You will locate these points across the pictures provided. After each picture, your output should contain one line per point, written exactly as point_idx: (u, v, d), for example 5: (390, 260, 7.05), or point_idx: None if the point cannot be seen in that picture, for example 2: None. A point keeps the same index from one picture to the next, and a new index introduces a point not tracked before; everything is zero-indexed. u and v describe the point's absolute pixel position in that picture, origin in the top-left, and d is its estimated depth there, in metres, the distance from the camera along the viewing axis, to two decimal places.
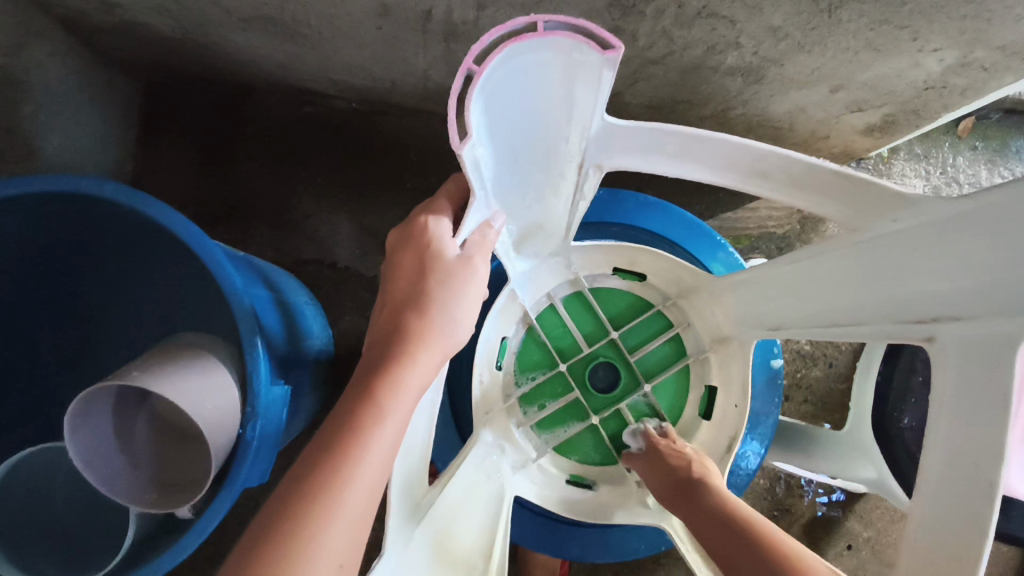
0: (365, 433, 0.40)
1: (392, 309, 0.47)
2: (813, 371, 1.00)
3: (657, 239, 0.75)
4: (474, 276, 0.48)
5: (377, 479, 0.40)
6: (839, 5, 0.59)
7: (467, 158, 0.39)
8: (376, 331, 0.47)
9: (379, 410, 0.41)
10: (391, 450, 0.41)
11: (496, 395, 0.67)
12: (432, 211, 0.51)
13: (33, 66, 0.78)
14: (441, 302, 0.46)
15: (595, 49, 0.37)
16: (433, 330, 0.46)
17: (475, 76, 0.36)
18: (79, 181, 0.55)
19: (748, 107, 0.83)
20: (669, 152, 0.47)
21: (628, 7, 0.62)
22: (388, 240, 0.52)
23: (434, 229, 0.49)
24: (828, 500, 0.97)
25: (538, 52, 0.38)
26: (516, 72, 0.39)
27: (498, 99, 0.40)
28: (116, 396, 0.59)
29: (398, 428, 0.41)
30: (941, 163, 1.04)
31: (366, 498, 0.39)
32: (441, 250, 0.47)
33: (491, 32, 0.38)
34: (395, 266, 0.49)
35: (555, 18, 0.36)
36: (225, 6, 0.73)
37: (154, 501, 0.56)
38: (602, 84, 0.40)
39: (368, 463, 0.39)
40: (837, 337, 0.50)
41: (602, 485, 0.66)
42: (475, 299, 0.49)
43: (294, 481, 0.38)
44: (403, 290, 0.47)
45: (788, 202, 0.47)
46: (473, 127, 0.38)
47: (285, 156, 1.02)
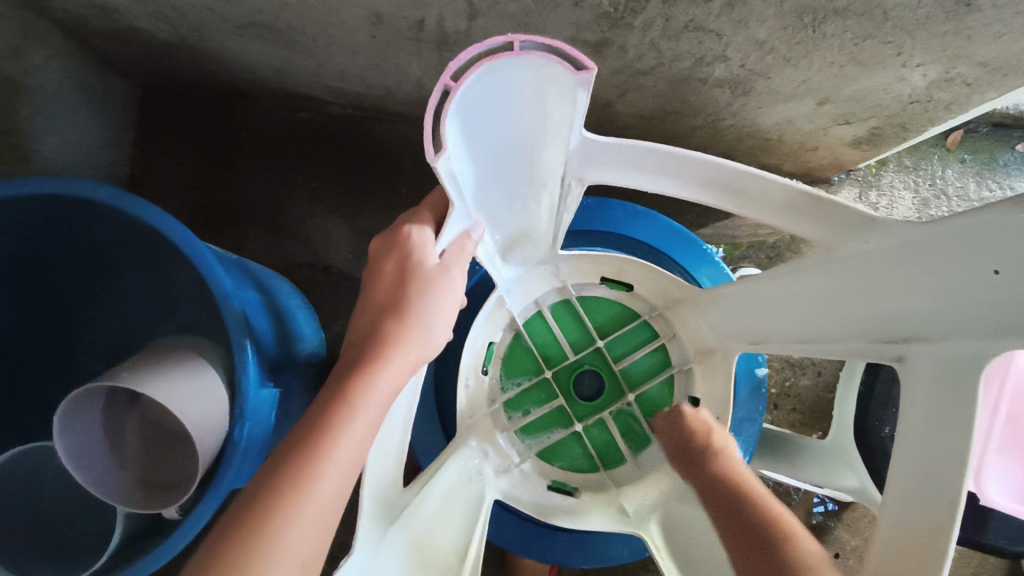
0: (339, 434, 0.40)
1: (370, 314, 0.48)
2: (802, 380, 1.01)
3: (645, 248, 0.76)
4: (454, 283, 0.49)
5: (343, 481, 0.40)
6: (822, 20, 0.60)
7: (442, 171, 0.40)
8: (353, 335, 0.47)
9: (350, 412, 0.41)
10: (360, 453, 0.41)
11: (481, 399, 0.67)
12: (416, 218, 0.51)
13: (30, 69, 0.79)
14: (420, 308, 0.47)
15: (568, 70, 0.38)
16: (409, 336, 0.46)
17: (451, 91, 0.37)
18: (73, 185, 0.56)
19: (737, 119, 0.85)
20: (648, 168, 0.47)
21: (615, 19, 0.64)
22: (373, 245, 0.52)
23: (417, 239, 0.49)
24: (821, 510, 0.97)
25: (514, 70, 0.39)
26: (492, 90, 0.39)
27: (474, 114, 0.41)
28: (107, 396, 0.60)
29: (367, 431, 0.42)
30: (930, 176, 1.05)
31: (333, 500, 0.40)
32: (422, 257, 0.48)
33: (471, 50, 0.39)
34: (377, 270, 0.49)
35: (530, 38, 0.37)
36: (221, 12, 0.74)
37: (141, 501, 0.57)
38: (577, 103, 0.41)
39: (336, 464, 0.40)
40: (814, 353, 0.51)
41: (584, 491, 0.66)
42: (452, 307, 0.49)
43: (263, 480, 0.39)
44: (382, 296, 0.48)
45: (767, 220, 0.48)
46: (448, 140, 0.39)
47: (280, 161, 1.03)
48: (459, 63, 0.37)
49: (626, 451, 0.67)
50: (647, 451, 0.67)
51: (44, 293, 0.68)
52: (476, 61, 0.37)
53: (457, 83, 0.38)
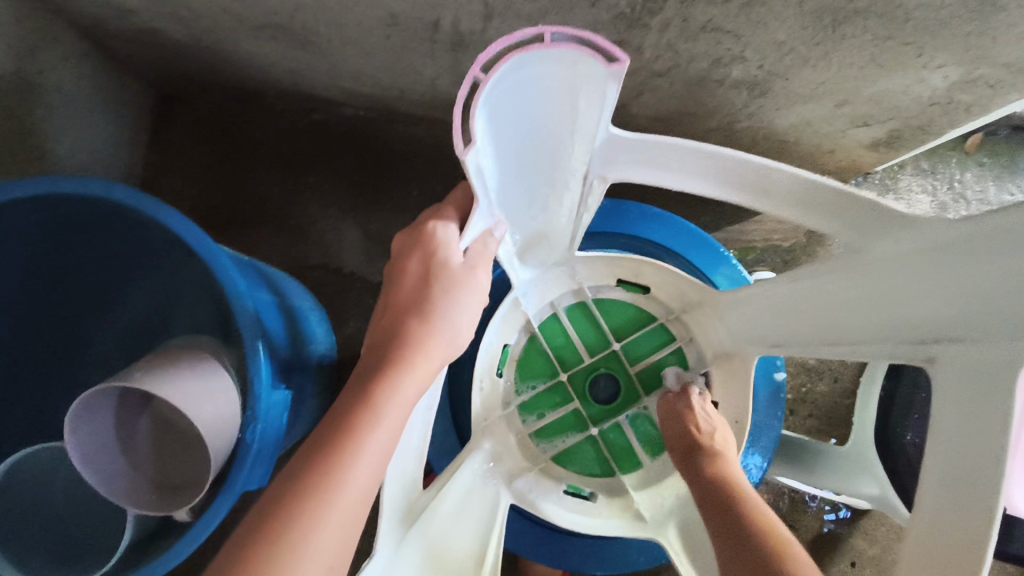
0: (363, 437, 0.40)
1: (392, 315, 0.47)
2: (818, 386, 1.00)
3: (661, 251, 0.75)
4: (476, 284, 0.48)
5: (366, 487, 0.39)
6: (843, 20, 0.59)
7: (468, 167, 0.39)
8: (374, 335, 0.47)
9: (373, 416, 0.41)
10: (382, 459, 0.41)
11: (495, 402, 0.67)
12: (440, 213, 0.50)
13: (46, 70, 0.80)
14: (444, 309, 0.47)
15: (601, 63, 0.36)
16: (432, 339, 0.46)
17: (479, 85, 0.36)
18: (88, 185, 0.56)
19: (753, 121, 0.84)
20: (672, 167, 0.47)
21: (633, 19, 0.63)
22: (394, 242, 0.51)
23: (442, 235, 0.48)
24: (833, 516, 0.96)
25: (546, 62, 0.38)
26: (520, 83, 0.38)
27: (501, 109, 0.40)
28: (121, 395, 0.59)
29: (390, 436, 0.41)
30: (949, 179, 1.04)
31: (356, 507, 0.39)
32: (446, 256, 0.47)
33: (500, 41, 0.38)
34: (399, 269, 0.48)
35: (562, 29, 0.36)
36: (235, 14, 0.74)
37: (152, 502, 0.56)
38: (607, 97, 0.40)
39: (360, 470, 0.39)
40: (838, 356, 0.49)
41: (600, 496, 0.66)
42: (474, 308, 0.49)
43: (285, 486, 0.38)
44: (405, 296, 0.47)
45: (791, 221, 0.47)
46: (476, 134, 0.38)
47: (293, 163, 1.03)
48: (488, 55, 0.36)
49: (642, 455, 0.67)
50: (663, 455, 0.66)
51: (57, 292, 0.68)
52: (508, 53, 0.36)
53: (486, 74, 0.37)
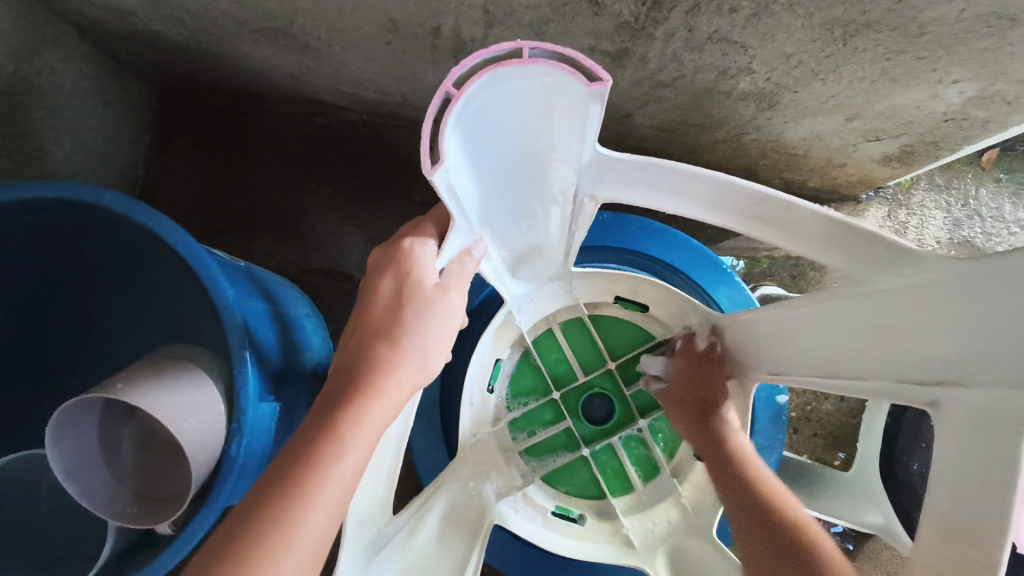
0: (327, 466, 0.38)
1: (360, 336, 0.45)
2: (824, 404, 0.97)
3: (661, 266, 0.73)
4: (450, 307, 0.47)
5: (328, 520, 0.38)
6: (854, 33, 0.57)
7: (439, 185, 0.37)
8: (341, 358, 0.45)
9: (338, 444, 0.39)
10: (347, 489, 0.39)
11: (485, 419, 0.65)
12: (416, 233, 0.48)
13: (45, 71, 0.79)
14: (415, 334, 0.45)
15: (580, 81, 0.35)
16: (403, 364, 0.44)
17: (452, 100, 0.35)
18: (78, 189, 0.56)
19: (761, 133, 0.82)
20: (664, 189, 0.45)
21: (637, 29, 0.61)
22: (369, 260, 0.49)
23: (419, 253, 0.47)
24: (840, 530, 0.93)
25: (522, 79, 0.36)
26: (496, 100, 0.37)
27: (477, 127, 0.38)
28: (104, 408, 0.58)
29: (357, 464, 0.40)
30: (963, 196, 1.01)
31: (317, 540, 0.37)
32: (420, 278, 0.46)
33: (475, 56, 0.37)
34: (371, 290, 0.47)
35: (539, 45, 0.35)
36: (235, 17, 0.73)
37: (133, 515, 0.55)
38: (589, 117, 0.38)
39: (322, 501, 0.38)
40: (842, 389, 0.47)
41: (589, 518, 0.64)
42: (448, 332, 0.47)
43: (243, 517, 0.36)
44: (376, 318, 0.45)
45: (792, 247, 0.45)
46: (447, 153, 0.37)
47: (294, 167, 1.02)
48: (460, 70, 0.35)
49: (635, 479, 0.65)
50: (657, 480, 0.65)
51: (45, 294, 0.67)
52: (481, 68, 0.35)
53: (459, 90, 0.35)
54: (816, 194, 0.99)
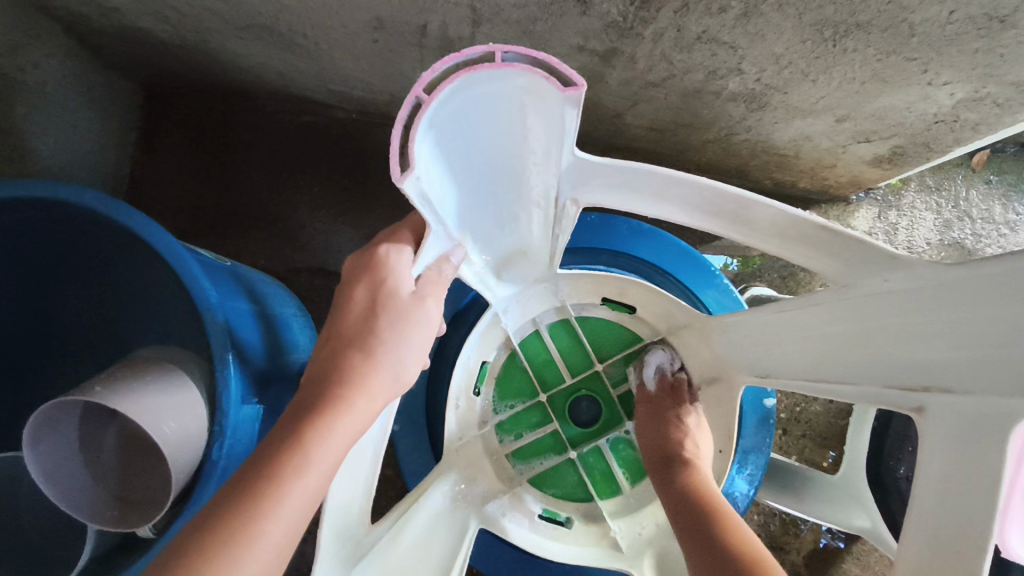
0: (292, 476, 0.38)
1: (332, 345, 0.44)
2: (813, 405, 0.97)
3: (649, 268, 0.73)
4: (426, 315, 0.46)
5: (290, 530, 0.38)
6: (844, 34, 0.56)
7: (411, 192, 0.37)
8: (314, 365, 0.44)
9: (306, 453, 0.39)
10: (312, 499, 0.39)
11: (472, 421, 0.65)
12: (394, 237, 0.47)
13: (28, 66, 0.78)
14: (388, 343, 0.45)
15: (555, 85, 0.35)
16: (374, 374, 0.44)
17: (423, 105, 0.34)
18: (57, 189, 0.55)
19: (752, 133, 0.81)
20: (647, 193, 0.44)
21: (625, 29, 0.61)
22: (345, 264, 0.49)
23: (395, 261, 0.45)
24: (830, 531, 0.93)
25: (495, 83, 0.36)
26: (469, 104, 0.37)
27: (451, 132, 0.38)
28: (84, 410, 0.58)
29: (324, 474, 0.40)
30: (954, 197, 1.01)
31: (278, 548, 0.37)
32: (395, 285, 0.45)
33: (448, 59, 0.36)
34: (346, 296, 0.46)
35: (513, 48, 0.34)
36: (220, 13, 0.72)
37: (114, 518, 0.55)
38: (566, 122, 0.38)
39: (286, 509, 0.38)
40: (827, 394, 0.47)
41: (576, 521, 0.64)
42: (423, 341, 0.47)
43: (204, 522, 0.36)
44: (349, 325, 0.45)
45: (776, 252, 0.45)
46: (419, 159, 0.36)
47: (282, 165, 1.01)
48: (432, 74, 0.35)
49: (623, 482, 0.65)
50: (643, 483, 0.65)
51: (24, 292, 0.66)
52: (452, 72, 0.34)
53: (431, 95, 0.35)
54: (807, 195, 0.99)
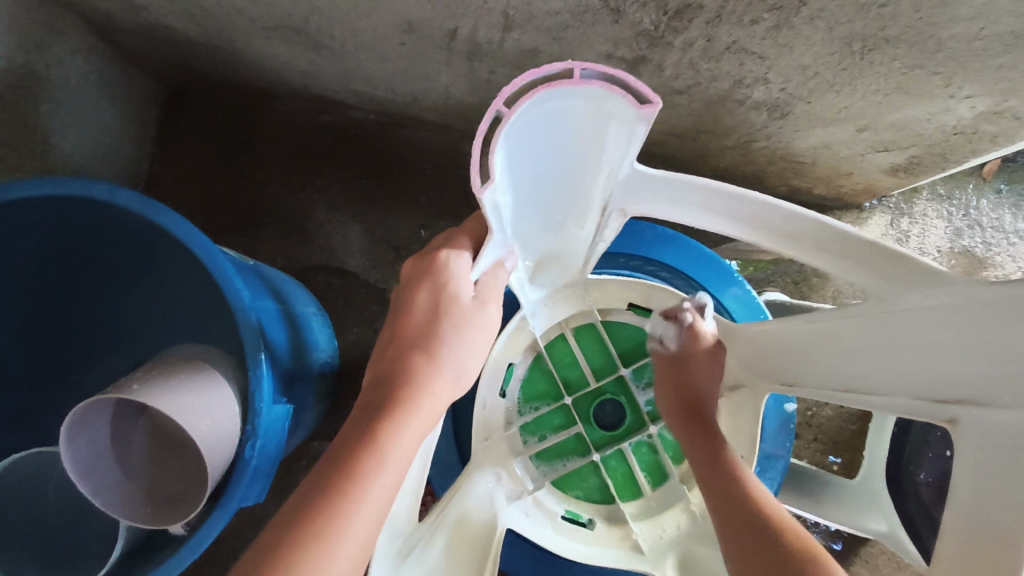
0: (366, 478, 0.39)
1: (397, 347, 0.46)
2: (824, 410, 0.98)
3: (671, 272, 0.74)
4: (485, 320, 0.48)
5: (367, 532, 0.38)
6: (873, 47, 0.57)
7: (486, 202, 0.38)
8: (378, 367, 0.46)
9: (381, 450, 0.40)
10: (389, 495, 0.40)
11: (497, 422, 0.66)
12: (452, 244, 0.49)
13: (53, 63, 0.78)
14: (450, 346, 0.46)
15: (631, 103, 0.36)
16: (438, 375, 0.45)
17: (502, 120, 0.35)
18: (92, 188, 0.56)
19: (772, 141, 0.82)
20: (695, 206, 0.46)
21: (656, 38, 0.61)
22: (403, 271, 0.50)
23: (455, 266, 0.47)
24: (827, 531, 0.94)
25: (571, 99, 0.37)
26: (544, 119, 0.37)
27: (523, 144, 0.39)
28: (115, 406, 0.57)
29: (396, 477, 0.40)
30: (964, 206, 1.02)
31: (361, 543, 0.38)
32: (456, 290, 0.47)
33: (524, 74, 0.37)
34: (408, 300, 0.47)
35: (592, 66, 0.35)
36: (248, 14, 0.73)
37: (147, 515, 0.55)
38: (634, 137, 0.39)
39: (365, 510, 0.38)
40: (856, 403, 0.48)
41: (598, 523, 0.65)
42: (481, 345, 0.49)
43: (285, 524, 0.37)
44: (413, 328, 0.46)
45: (818, 265, 0.47)
46: (496, 172, 0.37)
47: (299, 164, 1.01)
48: (512, 89, 0.35)
49: (644, 485, 0.66)
50: (666, 486, 0.66)
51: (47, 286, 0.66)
52: (534, 88, 0.35)
53: (510, 110, 0.35)
54: (820, 202, 1.00)
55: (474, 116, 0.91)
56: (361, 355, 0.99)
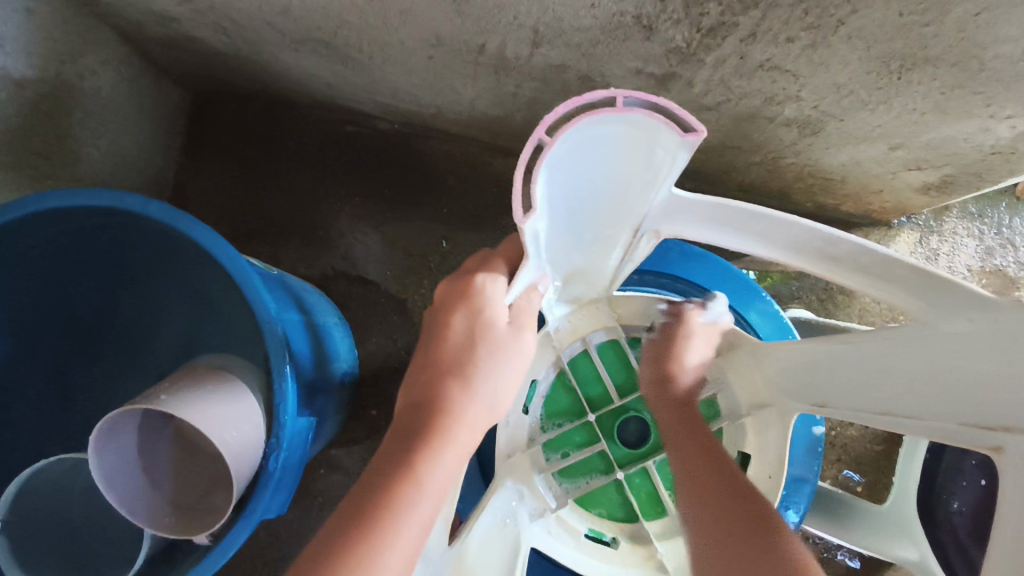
0: (402, 508, 0.39)
1: (431, 373, 0.46)
2: (848, 430, 0.96)
3: (695, 289, 0.73)
4: (519, 345, 0.48)
5: (403, 562, 0.38)
6: (910, 67, 0.56)
7: (525, 230, 0.38)
8: (412, 392, 0.46)
9: (417, 480, 0.40)
10: (424, 526, 0.40)
11: (521, 439, 0.66)
12: (487, 266, 0.49)
13: (86, 73, 0.79)
14: (485, 373, 0.46)
15: (676, 132, 0.36)
16: (473, 402, 0.45)
17: (544, 147, 0.35)
18: (124, 199, 0.56)
19: (800, 157, 0.81)
20: (732, 228, 0.46)
21: (687, 55, 0.61)
22: (436, 291, 0.50)
23: (490, 291, 0.47)
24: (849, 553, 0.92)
25: (614, 126, 0.36)
26: (585, 145, 0.37)
27: (564, 170, 0.38)
28: (143, 414, 0.58)
29: (431, 506, 0.40)
30: (996, 224, 1.00)
31: (397, 574, 0.38)
32: (492, 316, 0.46)
33: (566, 100, 0.36)
34: (442, 325, 0.47)
35: (636, 94, 0.35)
36: (279, 27, 0.73)
37: (172, 525, 0.55)
38: (675, 162, 0.39)
39: (400, 541, 0.38)
40: (892, 426, 0.48)
41: (622, 542, 0.64)
42: (515, 372, 0.49)
43: (320, 552, 0.37)
44: (448, 353, 0.46)
45: (861, 287, 0.46)
46: (537, 200, 0.37)
47: (322, 173, 1.02)
48: (555, 116, 0.35)
49: (668, 504, 0.64)
50: None
51: (73, 287, 0.68)
52: (577, 116, 0.35)
53: (552, 138, 0.35)
54: (847, 218, 0.99)
55: (499, 128, 0.91)
56: (381, 364, 0.99)
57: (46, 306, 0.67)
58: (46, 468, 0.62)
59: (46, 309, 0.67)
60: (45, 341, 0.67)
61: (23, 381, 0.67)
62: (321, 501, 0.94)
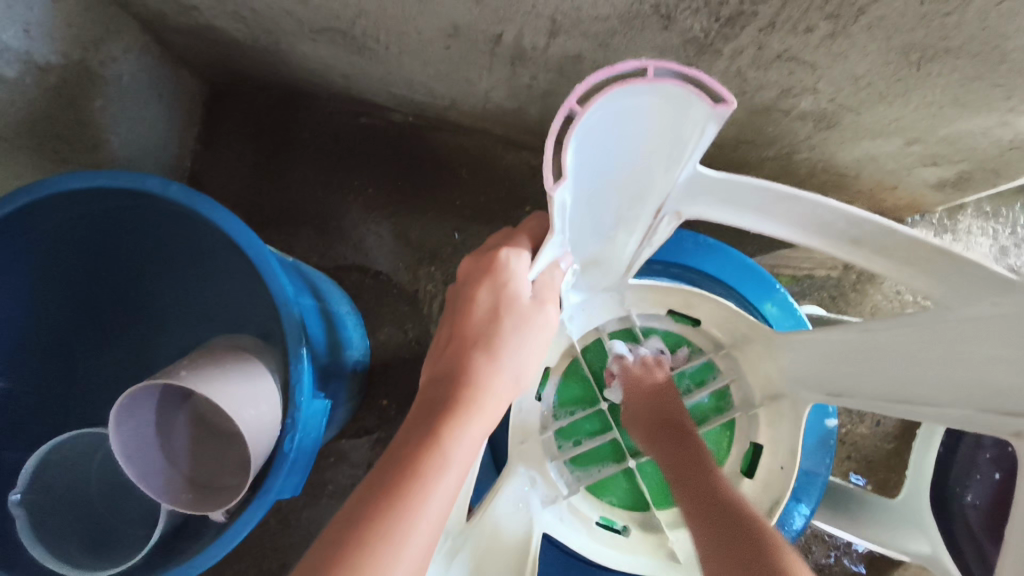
0: (428, 478, 0.39)
1: (456, 347, 0.46)
2: (859, 428, 0.96)
3: (709, 280, 0.74)
4: (542, 321, 0.48)
5: (430, 532, 0.38)
6: (929, 59, 0.56)
7: (554, 200, 0.38)
8: (438, 365, 0.46)
9: (444, 451, 0.40)
10: (450, 497, 0.40)
11: (533, 425, 0.67)
12: (511, 244, 0.49)
13: (108, 61, 0.80)
14: (509, 347, 0.47)
15: (707, 103, 0.35)
16: (498, 376, 0.46)
17: (575, 117, 0.35)
18: (146, 179, 0.57)
19: (814, 152, 0.81)
20: (754, 208, 0.46)
21: (705, 45, 0.61)
22: (460, 268, 0.51)
23: (515, 265, 0.47)
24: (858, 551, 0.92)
25: (644, 96, 0.36)
26: (614, 117, 0.37)
27: (592, 142, 0.39)
28: (160, 392, 0.58)
29: (458, 477, 0.41)
30: (1011, 223, 0.99)
31: (423, 545, 0.38)
32: (516, 290, 0.47)
33: (597, 71, 0.36)
34: (467, 299, 0.48)
35: (666, 64, 0.35)
36: (298, 16, 0.74)
37: (190, 502, 0.55)
38: (703, 136, 0.39)
39: (428, 509, 0.38)
40: (909, 414, 0.48)
41: (633, 530, 0.65)
42: (538, 347, 0.49)
43: (348, 520, 0.37)
44: (473, 327, 0.47)
45: (883, 270, 0.46)
46: (566, 170, 0.37)
47: (336, 163, 1.03)
48: (586, 87, 0.35)
49: None
50: None
51: (95, 266, 0.69)
52: (607, 86, 0.35)
53: (583, 108, 0.35)
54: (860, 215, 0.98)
55: (514, 122, 0.91)
56: (392, 354, 1.00)
57: (67, 285, 0.68)
58: (66, 441, 0.64)
59: (69, 289, 0.68)
60: (69, 318, 0.69)
61: (42, 361, 0.68)
62: (331, 489, 0.95)
